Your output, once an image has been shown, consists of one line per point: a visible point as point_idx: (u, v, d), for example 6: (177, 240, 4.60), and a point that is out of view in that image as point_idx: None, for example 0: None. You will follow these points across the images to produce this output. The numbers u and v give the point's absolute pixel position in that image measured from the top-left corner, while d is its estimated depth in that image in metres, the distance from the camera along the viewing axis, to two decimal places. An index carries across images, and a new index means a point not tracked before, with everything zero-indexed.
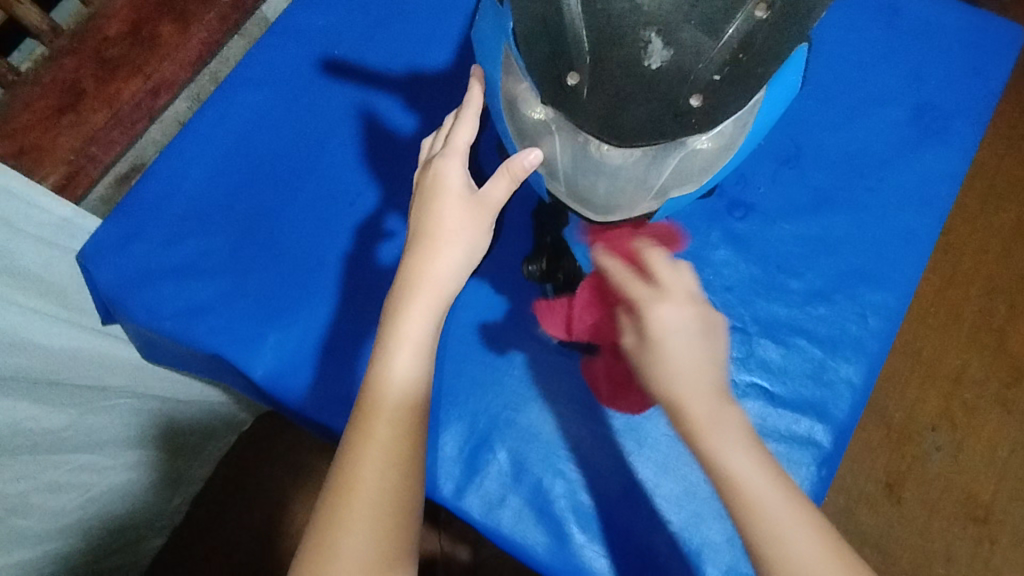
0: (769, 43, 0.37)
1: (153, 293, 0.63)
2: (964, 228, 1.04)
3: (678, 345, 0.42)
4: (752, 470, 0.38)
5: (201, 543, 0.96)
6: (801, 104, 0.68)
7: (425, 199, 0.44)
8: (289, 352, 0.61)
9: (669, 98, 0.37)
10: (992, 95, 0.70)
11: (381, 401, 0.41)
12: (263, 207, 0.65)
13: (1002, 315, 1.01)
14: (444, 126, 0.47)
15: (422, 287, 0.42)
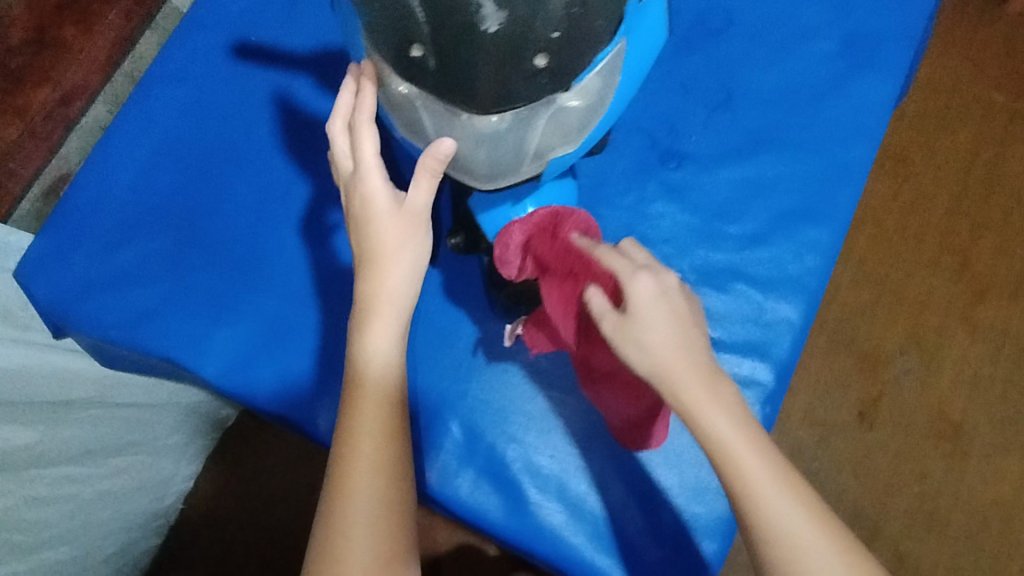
0: None
1: (96, 304, 0.62)
2: (920, 158, 1.10)
3: (656, 315, 0.42)
4: (768, 483, 0.41)
5: (209, 534, 0.99)
6: (729, 45, 0.67)
7: (360, 224, 0.45)
8: (238, 346, 0.62)
9: (513, 63, 0.28)
10: (926, 16, 0.67)
11: (359, 425, 0.44)
12: (197, 205, 0.65)
13: (965, 236, 1.06)
14: (343, 140, 0.46)
15: (379, 306, 0.45)
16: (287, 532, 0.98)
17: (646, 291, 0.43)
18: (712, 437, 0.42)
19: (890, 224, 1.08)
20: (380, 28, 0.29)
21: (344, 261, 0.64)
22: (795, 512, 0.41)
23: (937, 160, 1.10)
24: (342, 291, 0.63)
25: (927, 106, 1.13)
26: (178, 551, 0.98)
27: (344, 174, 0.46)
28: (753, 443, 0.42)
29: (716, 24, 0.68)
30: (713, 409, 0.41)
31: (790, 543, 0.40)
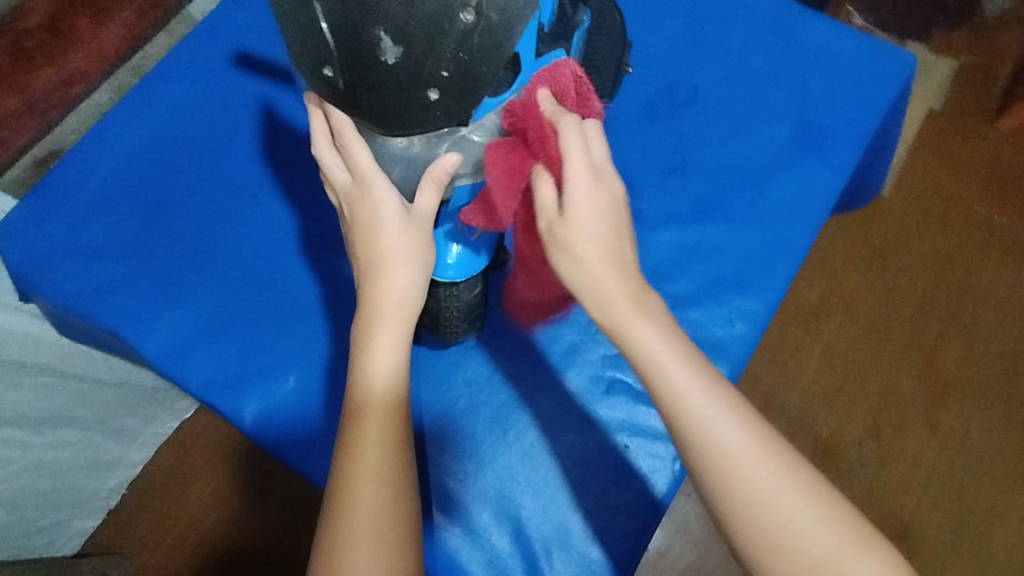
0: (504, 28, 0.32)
1: (58, 272, 0.66)
2: (897, 255, 1.13)
3: (597, 207, 0.41)
4: (734, 446, 0.41)
5: (182, 521, 1.06)
6: (690, 118, 0.72)
7: (364, 231, 0.44)
8: (180, 330, 0.64)
9: (410, 92, 0.32)
10: (877, 116, 0.71)
11: (363, 433, 0.43)
12: (171, 195, 0.69)
13: (933, 336, 1.08)
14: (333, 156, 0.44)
15: (385, 311, 0.44)
16: (236, 521, 1.05)
17: (582, 192, 0.41)
18: (651, 363, 0.42)
19: (855, 314, 1.10)
20: (299, 48, 0.33)
21: (299, 265, 0.67)
22: (756, 459, 0.40)
23: (909, 258, 1.13)
24: (290, 293, 0.66)
25: (911, 204, 1.16)
26: (153, 532, 1.06)
27: (341, 186, 0.45)
28: (697, 374, 0.42)
29: (682, 99, 0.73)
30: (646, 328, 0.42)
31: (758, 506, 0.40)
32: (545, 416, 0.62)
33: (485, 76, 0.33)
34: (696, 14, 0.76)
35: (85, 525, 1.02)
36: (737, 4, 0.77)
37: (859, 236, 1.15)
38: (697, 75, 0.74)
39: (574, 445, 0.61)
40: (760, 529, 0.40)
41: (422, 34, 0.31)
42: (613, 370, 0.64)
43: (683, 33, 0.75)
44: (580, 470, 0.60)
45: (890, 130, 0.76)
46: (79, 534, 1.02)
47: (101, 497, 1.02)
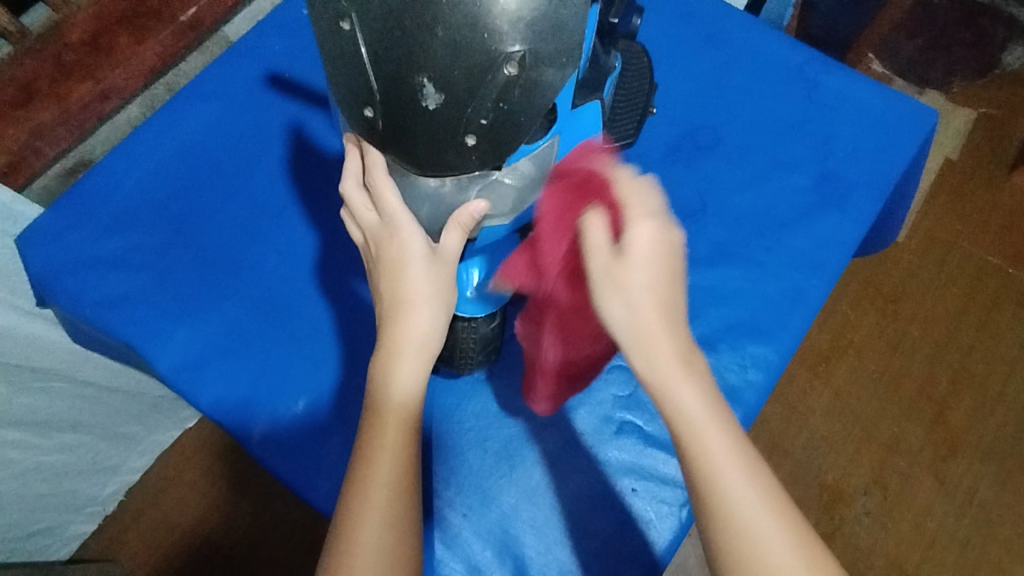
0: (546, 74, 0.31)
1: (79, 281, 0.66)
2: (910, 304, 1.12)
3: (648, 262, 0.41)
4: (748, 492, 0.38)
5: (177, 531, 1.05)
6: (712, 162, 0.72)
7: (388, 270, 0.44)
8: (193, 346, 0.64)
9: (447, 136, 0.32)
10: (898, 171, 0.71)
11: (372, 471, 0.43)
12: (195, 210, 0.70)
13: (944, 388, 1.07)
14: (362, 196, 0.44)
15: (403, 352, 0.44)
16: (232, 534, 1.04)
17: (644, 241, 0.41)
18: (682, 411, 0.39)
19: (867, 360, 1.09)
20: (339, 84, 0.33)
21: (316, 287, 0.68)
22: (778, 542, 0.36)
23: (923, 307, 1.12)
24: (306, 314, 0.66)
25: (926, 254, 1.16)
26: (147, 539, 1.05)
27: (369, 225, 0.45)
28: (724, 428, 0.39)
29: (705, 141, 0.73)
30: (687, 388, 0.40)
31: (760, 567, 0.36)
32: (552, 455, 0.62)
33: (523, 124, 0.32)
34: (721, 59, 0.78)
35: (79, 530, 1.01)
36: (763, 51, 0.78)
37: (874, 282, 1.14)
38: (720, 118, 0.74)
39: (579, 485, 0.60)
40: None
41: (465, 83, 0.31)
42: (624, 410, 0.63)
43: (708, 77, 0.76)
44: (583, 512, 0.59)
45: (911, 183, 0.76)
46: (73, 539, 1.01)
47: (98, 503, 1.01)
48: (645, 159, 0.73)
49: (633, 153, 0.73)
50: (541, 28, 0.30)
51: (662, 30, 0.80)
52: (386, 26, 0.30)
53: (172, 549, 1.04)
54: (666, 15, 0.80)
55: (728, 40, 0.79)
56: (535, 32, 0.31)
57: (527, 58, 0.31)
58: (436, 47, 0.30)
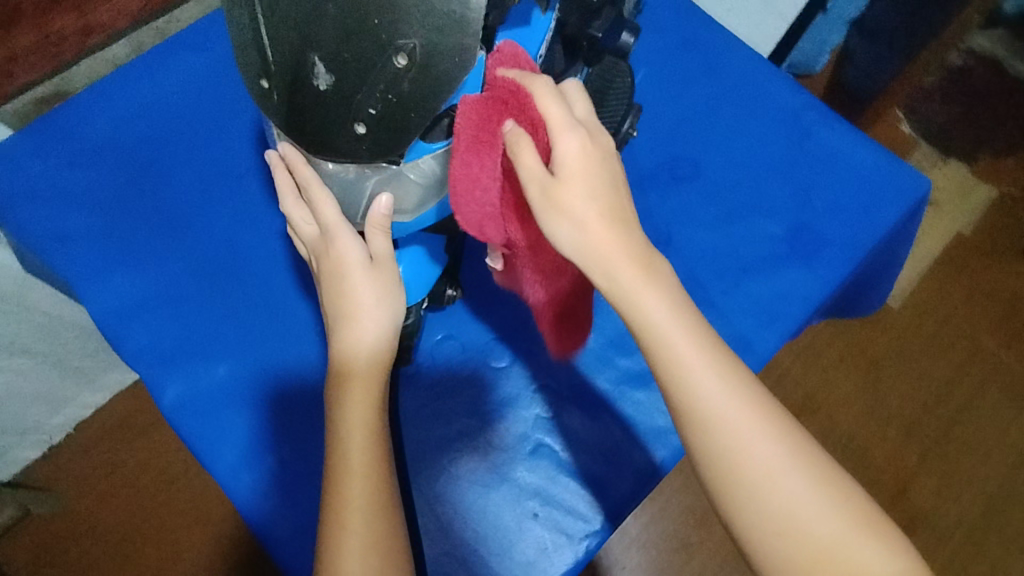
0: (430, 77, 0.34)
1: (33, 211, 0.67)
2: (894, 372, 1.08)
3: (595, 169, 0.40)
4: (728, 408, 0.39)
5: (113, 476, 1.03)
6: (685, 197, 0.72)
7: (330, 281, 0.46)
8: (131, 294, 0.65)
9: (335, 118, 0.36)
10: (877, 237, 0.68)
11: (348, 492, 0.45)
12: (159, 161, 0.70)
13: (913, 463, 1.03)
14: (303, 211, 0.47)
15: (353, 360, 0.46)
16: (169, 484, 1.04)
17: (573, 150, 0.40)
18: (681, 365, 0.39)
19: (837, 424, 1.05)
20: (251, 59, 0.37)
21: (264, 255, 0.67)
22: (779, 473, 0.38)
23: (904, 380, 1.08)
24: (249, 281, 0.66)
25: (921, 324, 1.11)
26: (80, 478, 1.03)
27: (310, 238, 0.47)
28: (701, 346, 0.40)
29: (683, 173, 0.73)
30: (652, 298, 0.39)
31: (764, 490, 0.38)
32: (462, 467, 0.61)
33: (410, 119, 0.35)
34: (717, 93, 0.76)
35: (23, 456, 1.02)
36: (762, 91, 0.75)
37: (858, 344, 1.09)
38: (702, 152, 0.74)
39: (486, 502, 0.60)
40: (756, 517, 0.38)
41: (352, 68, 0.34)
42: (544, 431, 0.62)
43: (698, 109, 0.75)
44: (484, 529, 0.59)
45: (892, 250, 0.74)
46: (16, 464, 1.01)
47: (44, 433, 1.01)
48: None
49: None
50: (427, 32, 0.34)
51: (663, 55, 0.78)
52: (297, 15, 0.35)
53: (107, 488, 1.03)
54: (671, 39, 0.78)
55: (729, 73, 0.77)
56: (428, 35, 0.34)
57: (418, 54, 0.34)
58: (328, 34, 0.34)
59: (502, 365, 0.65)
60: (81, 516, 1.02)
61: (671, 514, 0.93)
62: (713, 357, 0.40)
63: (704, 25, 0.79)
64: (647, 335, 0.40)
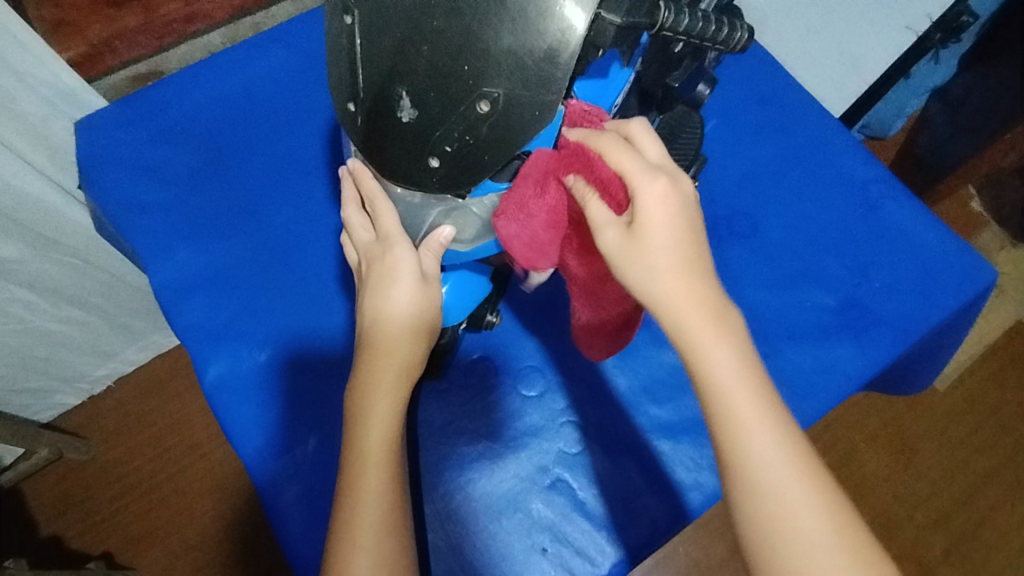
0: (509, 125, 0.35)
1: (111, 177, 0.70)
2: (933, 455, 1.03)
3: (670, 212, 0.41)
4: (779, 462, 0.38)
5: (144, 432, 1.08)
6: (738, 253, 0.71)
7: (376, 285, 0.46)
8: (190, 269, 0.68)
9: (413, 151, 0.37)
10: (931, 322, 0.66)
11: (356, 518, 0.44)
12: (236, 148, 0.73)
13: (937, 555, 0.98)
14: (361, 218, 0.48)
15: (385, 367, 0.46)
16: (192, 450, 1.07)
17: (655, 195, 0.40)
18: (718, 387, 0.39)
19: (863, 500, 1.01)
20: (341, 80, 0.39)
21: (319, 251, 0.70)
22: (807, 511, 0.37)
23: (941, 467, 1.02)
24: (301, 274, 0.69)
25: (969, 409, 1.05)
26: (113, 430, 1.08)
27: (363, 244, 0.48)
28: (761, 399, 0.39)
29: (740, 229, 0.72)
30: (720, 349, 0.39)
31: (796, 554, 0.37)
32: (478, 489, 0.61)
33: (485, 161, 0.37)
34: (785, 154, 0.75)
35: (65, 400, 1.07)
36: (832, 157, 0.75)
37: (896, 422, 1.05)
38: (764, 211, 0.73)
39: (497, 528, 0.60)
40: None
41: (436, 107, 0.36)
42: (563, 467, 0.62)
43: (765, 169, 0.75)
44: (490, 555, 0.59)
45: (948, 336, 0.71)
46: (57, 407, 1.07)
47: (87, 381, 1.06)
48: None
49: None
50: (512, 82, 0.35)
51: (737, 107, 0.78)
52: (389, 49, 0.36)
53: (137, 444, 1.07)
54: (746, 93, 0.78)
55: (802, 135, 0.76)
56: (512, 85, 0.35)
57: (501, 101, 0.35)
58: (417, 71, 0.36)
59: (532, 394, 0.65)
60: (109, 467, 1.06)
61: (677, 564, 0.91)
62: (777, 414, 0.39)
63: (782, 83, 0.78)
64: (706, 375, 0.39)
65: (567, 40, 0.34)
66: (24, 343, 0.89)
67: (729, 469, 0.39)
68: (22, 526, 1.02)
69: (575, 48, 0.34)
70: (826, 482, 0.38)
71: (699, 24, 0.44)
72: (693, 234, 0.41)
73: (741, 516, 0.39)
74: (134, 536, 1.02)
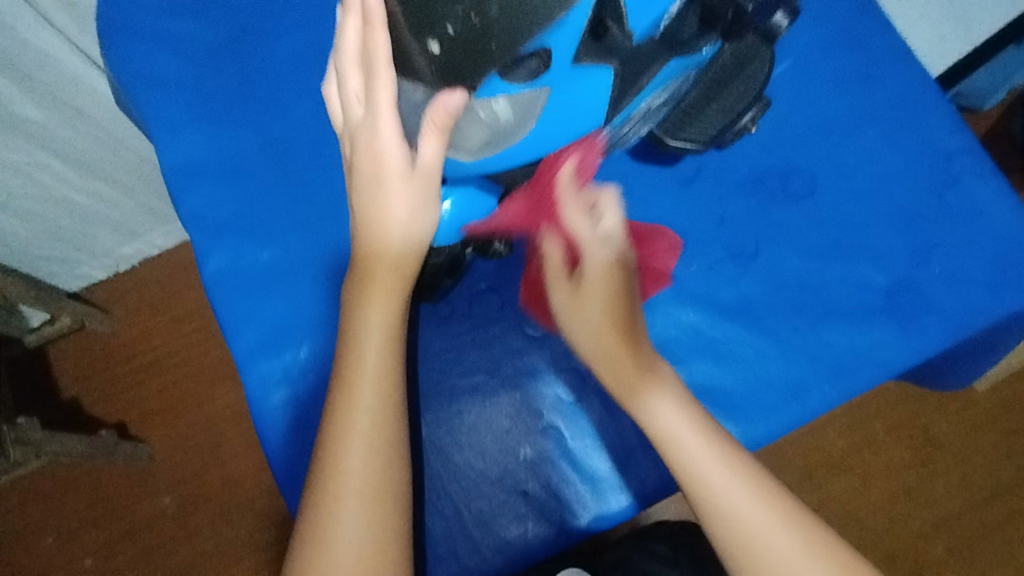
0: (515, 8, 0.36)
1: (130, 46, 0.67)
2: (957, 454, 0.97)
3: (598, 300, 0.49)
4: (720, 470, 0.46)
5: (160, 314, 1.09)
6: (786, 213, 0.64)
7: (365, 178, 0.43)
8: (201, 155, 0.65)
9: (414, 35, 0.39)
10: (989, 318, 0.60)
11: (346, 443, 0.44)
12: (259, 29, 0.68)
13: (938, 554, 0.94)
14: (350, 84, 0.43)
15: (380, 268, 0.45)
16: (205, 337, 1.08)
17: (599, 266, 0.49)
18: (669, 441, 0.47)
19: (870, 486, 0.97)
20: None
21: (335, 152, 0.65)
22: (753, 507, 0.45)
23: (965, 468, 0.96)
24: (312, 173, 0.65)
25: (1010, 413, 0.98)
26: (131, 308, 1.10)
27: (352, 119, 0.43)
28: (696, 432, 0.47)
29: (795, 188, 0.65)
30: (663, 402, 0.48)
31: (761, 546, 0.44)
32: (465, 421, 0.60)
33: (488, 50, 0.37)
34: (862, 108, 0.66)
35: (91, 274, 1.08)
36: (917, 118, 0.65)
37: (924, 416, 0.98)
38: (824, 169, 0.65)
39: (479, 465, 0.58)
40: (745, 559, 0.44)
41: None
42: (555, 412, 0.59)
43: (835, 121, 0.66)
44: (467, 489, 0.58)
45: (1008, 334, 0.64)
46: (82, 279, 1.08)
47: (112, 258, 1.07)
48: (718, 179, 0.66)
49: (705, 169, 0.66)
50: None
51: (819, 49, 0.68)
52: None
53: (154, 326, 1.09)
54: (833, 32, 0.68)
55: (887, 88, 0.67)
56: None
57: None
58: None
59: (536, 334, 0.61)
60: (127, 344, 1.08)
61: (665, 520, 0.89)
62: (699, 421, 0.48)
63: (877, 25, 0.68)
64: (672, 440, 0.47)
65: None
66: (49, 211, 0.90)
67: (695, 496, 0.46)
68: (45, 387, 1.07)
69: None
70: (761, 480, 0.47)
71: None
72: (625, 309, 0.49)
73: (725, 543, 0.45)
74: (144, 411, 1.06)
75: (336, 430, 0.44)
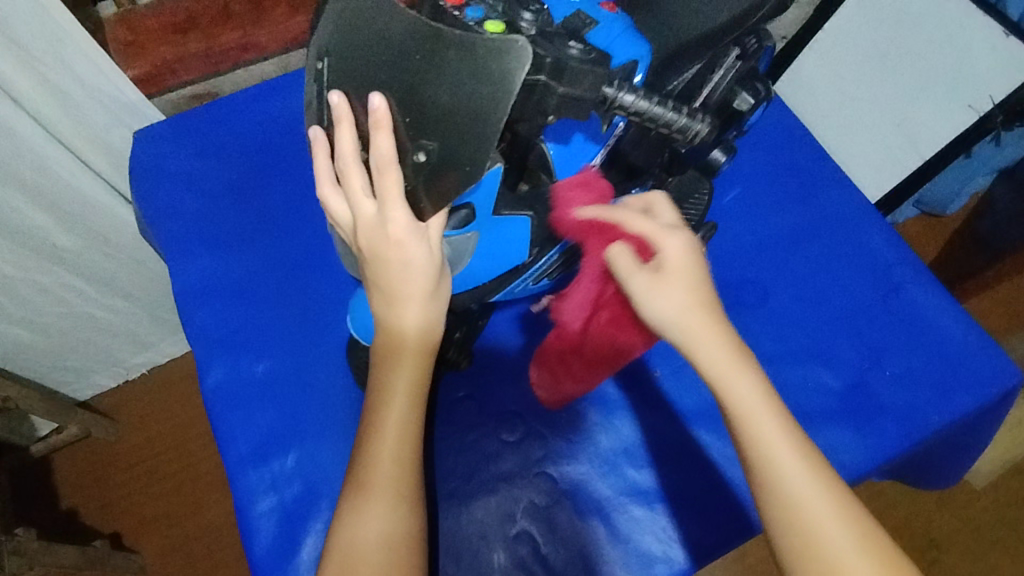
0: (436, 178, 0.42)
1: (154, 186, 0.76)
2: (960, 557, 0.95)
3: (682, 278, 0.44)
4: (797, 469, 0.41)
5: (164, 421, 1.13)
6: (743, 322, 0.70)
7: (381, 264, 0.44)
8: (209, 278, 0.72)
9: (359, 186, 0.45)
10: (941, 420, 0.63)
11: (361, 506, 0.47)
12: (269, 171, 0.78)
13: None
14: (352, 183, 0.43)
15: (406, 343, 0.47)
16: (205, 444, 1.11)
17: (679, 250, 0.45)
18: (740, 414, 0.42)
19: None
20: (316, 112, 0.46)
21: (331, 275, 0.73)
22: (832, 518, 0.40)
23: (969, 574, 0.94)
24: (310, 294, 0.72)
25: (1007, 513, 0.97)
26: (136, 416, 1.14)
27: (360, 211, 0.43)
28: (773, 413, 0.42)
29: (749, 300, 0.71)
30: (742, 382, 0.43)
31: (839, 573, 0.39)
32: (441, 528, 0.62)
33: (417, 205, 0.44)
34: (807, 226, 0.74)
35: (101, 383, 1.13)
36: (856, 236, 0.72)
37: (921, 517, 0.97)
38: (775, 281, 0.71)
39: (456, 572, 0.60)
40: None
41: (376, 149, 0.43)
42: (529, 519, 0.62)
43: (782, 239, 0.73)
44: None
45: (966, 436, 0.67)
46: (92, 389, 1.13)
47: (123, 368, 1.12)
48: None
49: None
50: (435, 144, 0.41)
51: (763, 177, 0.77)
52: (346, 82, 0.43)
53: (157, 433, 1.12)
54: (774, 162, 0.77)
55: (826, 209, 0.74)
56: (443, 140, 0.41)
57: (434, 154, 0.41)
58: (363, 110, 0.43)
59: (511, 440, 0.65)
60: (129, 452, 1.11)
61: None
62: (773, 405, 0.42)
63: (812, 155, 0.77)
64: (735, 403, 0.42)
65: (498, 104, 0.38)
66: (70, 326, 0.97)
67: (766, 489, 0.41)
68: (44, 496, 1.09)
69: (526, 65, 0.37)
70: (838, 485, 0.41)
71: (715, 75, 0.56)
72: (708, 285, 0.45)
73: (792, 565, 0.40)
74: (139, 519, 1.07)
75: (354, 504, 0.47)
